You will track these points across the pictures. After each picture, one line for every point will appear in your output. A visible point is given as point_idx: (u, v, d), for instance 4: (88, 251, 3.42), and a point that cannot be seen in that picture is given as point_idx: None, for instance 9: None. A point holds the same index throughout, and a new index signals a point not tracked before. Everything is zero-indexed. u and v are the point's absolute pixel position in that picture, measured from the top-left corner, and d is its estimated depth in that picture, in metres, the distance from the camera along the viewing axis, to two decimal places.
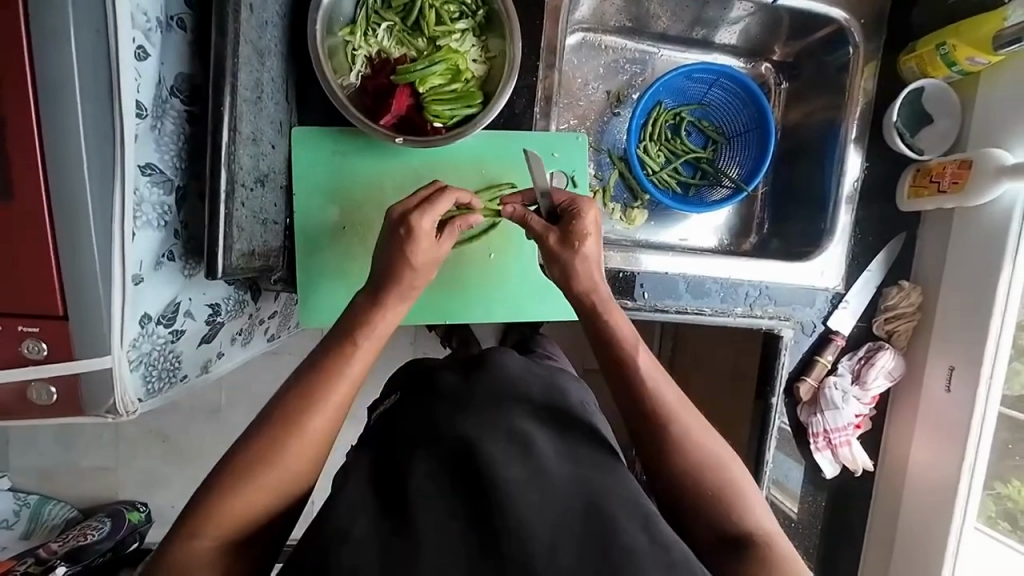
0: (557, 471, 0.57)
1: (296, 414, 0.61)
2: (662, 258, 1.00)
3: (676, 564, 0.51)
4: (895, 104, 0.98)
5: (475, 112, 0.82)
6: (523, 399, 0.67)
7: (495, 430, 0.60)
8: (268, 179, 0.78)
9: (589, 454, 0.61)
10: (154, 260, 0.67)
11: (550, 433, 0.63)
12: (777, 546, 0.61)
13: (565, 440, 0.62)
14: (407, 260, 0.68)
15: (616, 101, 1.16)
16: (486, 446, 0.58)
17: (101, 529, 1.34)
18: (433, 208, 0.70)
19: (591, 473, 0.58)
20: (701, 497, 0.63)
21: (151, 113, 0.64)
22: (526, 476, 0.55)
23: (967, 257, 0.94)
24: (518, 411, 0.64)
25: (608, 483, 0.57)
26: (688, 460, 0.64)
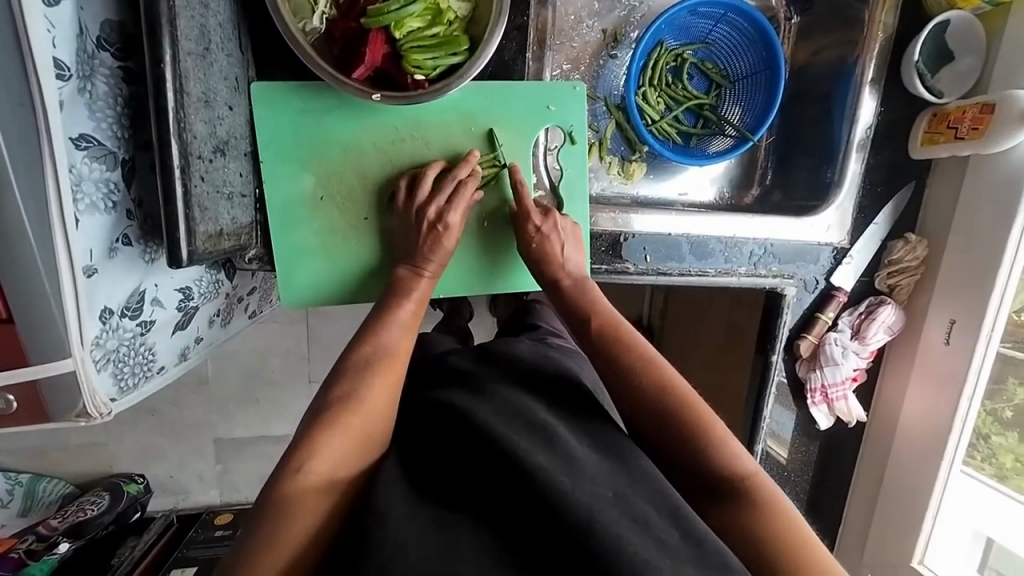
0: (582, 460, 0.55)
1: (353, 386, 0.62)
2: (656, 218, 0.94)
3: (710, 557, 0.49)
4: (918, 40, 0.91)
5: (461, 61, 0.72)
6: (539, 391, 0.66)
7: (518, 419, 0.59)
8: (228, 146, 0.68)
9: (620, 442, 0.59)
10: (106, 247, 0.59)
11: (569, 422, 0.61)
12: (757, 484, 0.57)
13: (590, 428, 0.61)
14: (441, 244, 0.76)
15: (612, 41, 1.05)
16: (510, 435, 0.55)
17: (100, 504, 1.33)
18: (461, 203, 0.76)
19: (613, 465, 0.56)
20: (680, 441, 0.60)
21: (76, 73, 0.54)
22: (556, 465, 0.53)
23: (977, 207, 0.91)
24: (534, 402, 0.63)
25: (637, 473, 0.55)
26: (661, 402, 0.63)
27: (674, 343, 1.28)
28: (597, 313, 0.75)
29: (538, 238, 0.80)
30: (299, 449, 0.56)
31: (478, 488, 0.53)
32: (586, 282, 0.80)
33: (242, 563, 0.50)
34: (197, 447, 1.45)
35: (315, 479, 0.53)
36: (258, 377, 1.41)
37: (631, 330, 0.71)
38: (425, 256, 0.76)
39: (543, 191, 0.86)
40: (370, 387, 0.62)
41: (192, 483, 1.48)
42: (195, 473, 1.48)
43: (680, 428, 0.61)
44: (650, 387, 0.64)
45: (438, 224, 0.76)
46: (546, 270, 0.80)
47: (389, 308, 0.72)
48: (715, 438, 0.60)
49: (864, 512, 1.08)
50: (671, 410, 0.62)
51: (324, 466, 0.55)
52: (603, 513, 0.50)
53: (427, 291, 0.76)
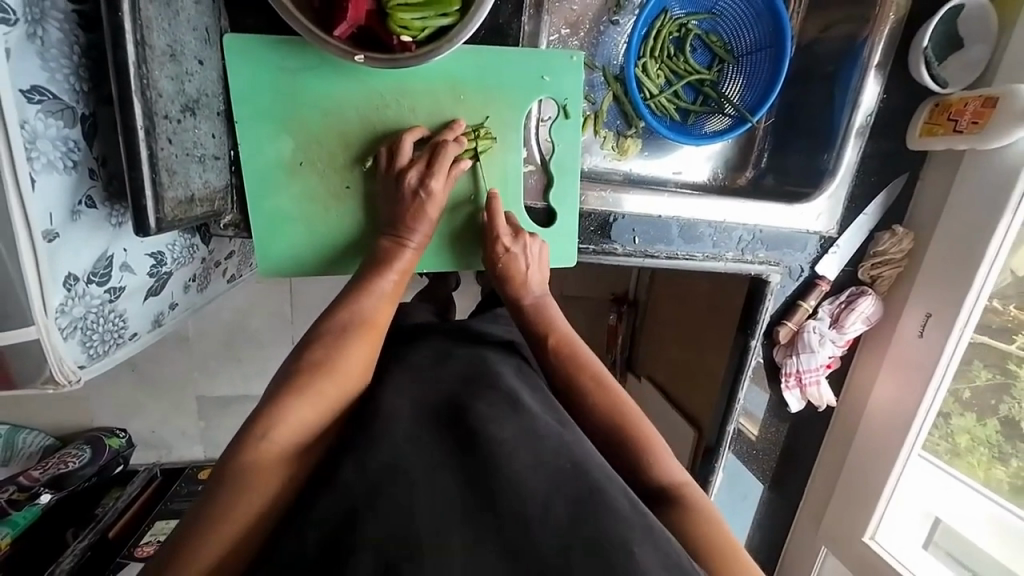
0: (547, 431, 0.55)
1: (325, 354, 0.61)
2: (642, 199, 0.92)
3: (654, 531, 0.48)
4: (929, 26, 0.86)
5: (451, 23, 0.67)
6: (508, 362, 0.67)
7: (478, 387, 0.59)
8: (199, 105, 0.64)
9: (567, 417, 0.61)
10: (68, 209, 0.56)
11: (537, 396, 0.62)
12: (685, 494, 0.59)
13: (550, 405, 0.62)
14: (424, 210, 0.73)
15: (615, 6, 1.00)
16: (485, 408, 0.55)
17: (82, 457, 1.32)
18: (441, 167, 0.72)
19: (573, 436, 0.56)
20: (622, 450, 0.63)
21: (24, 18, 0.49)
22: (521, 432, 0.53)
23: (966, 204, 0.90)
24: (509, 374, 0.64)
25: (588, 449, 0.55)
26: (604, 412, 0.65)
27: (660, 323, 1.32)
28: (549, 325, 0.74)
29: (506, 257, 0.77)
30: (264, 415, 0.55)
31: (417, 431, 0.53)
32: (547, 300, 0.78)
33: (198, 525, 0.49)
34: (178, 404, 1.45)
35: (280, 447, 0.54)
36: (239, 337, 1.40)
37: (584, 347, 0.71)
38: (409, 226, 0.73)
39: (533, 167, 0.84)
40: (343, 355, 0.61)
41: (173, 438, 1.49)
42: (177, 428, 1.48)
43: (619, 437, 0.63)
44: (596, 399, 0.66)
45: (421, 189, 0.72)
46: (511, 289, 0.77)
47: (369, 279, 0.70)
48: (655, 454, 0.62)
49: (823, 490, 1.13)
50: (614, 429, 0.64)
51: (288, 435, 0.54)
52: (564, 480, 0.49)
53: (413, 263, 0.73)
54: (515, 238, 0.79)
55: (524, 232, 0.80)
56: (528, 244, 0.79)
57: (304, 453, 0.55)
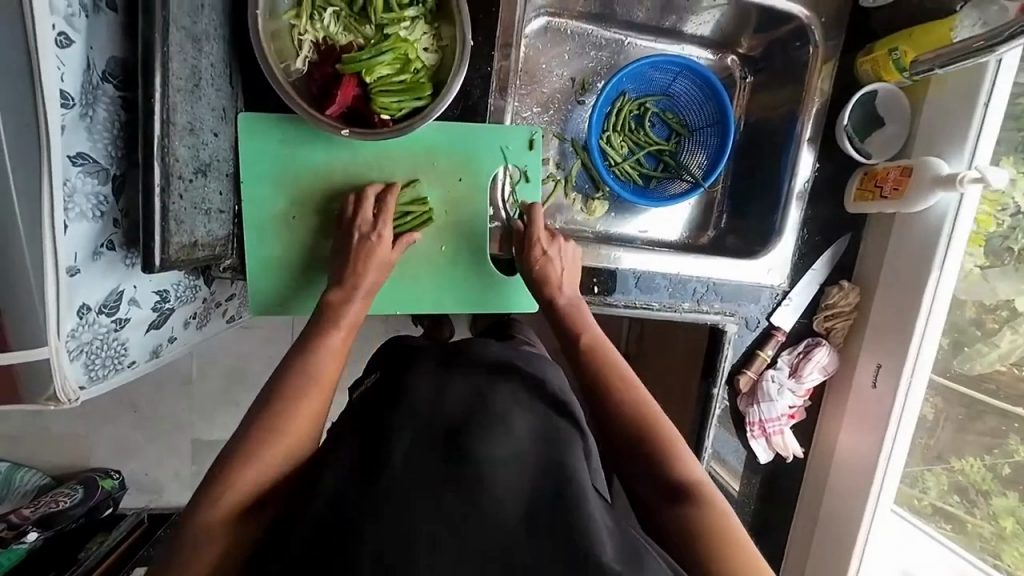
0: (529, 450, 0.57)
1: (276, 416, 0.66)
2: (639, 255, 1.02)
3: (634, 544, 0.51)
4: (848, 107, 0.98)
5: (424, 104, 0.81)
6: (506, 378, 0.70)
7: (471, 410, 0.60)
8: (210, 168, 0.77)
9: (558, 429, 0.63)
10: (91, 250, 0.67)
11: (529, 413, 0.63)
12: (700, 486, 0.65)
13: (540, 417, 0.64)
14: (369, 254, 0.82)
15: (580, 89, 1.13)
16: (472, 428, 0.57)
17: (74, 496, 1.37)
18: (387, 216, 0.83)
19: (559, 453, 0.58)
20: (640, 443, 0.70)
21: (80, 102, 0.63)
22: (507, 450, 0.55)
23: (899, 260, 0.98)
24: (504, 391, 0.66)
25: (574, 462, 0.58)
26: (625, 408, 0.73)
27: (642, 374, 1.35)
28: (586, 331, 0.84)
29: (544, 260, 0.89)
30: (221, 478, 0.60)
31: (417, 452, 0.54)
32: (578, 302, 0.88)
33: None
34: (174, 445, 1.50)
35: (236, 497, 0.59)
36: (238, 379, 1.47)
37: (613, 351, 0.81)
38: (353, 273, 0.81)
39: (499, 223, 0.96)
40: (297, 410, 0.67)
41: (166, 481, 1.53)
42: (170, 471, 1.52)
43: (637, 432, 0.71)
44: (620, 399, 0.74)
45: (372, 233, 0.83)
46: (547, 291, 0.88)
47: (323, 330, 0.76)
48: (673, 442, 0.69)
49: (802, 549, 1.11)
50: (639, 421, 0.71)
51: (243, 489, 0.60)
52: (553, 492, 0.52)
53: (357, 316, 0.80)
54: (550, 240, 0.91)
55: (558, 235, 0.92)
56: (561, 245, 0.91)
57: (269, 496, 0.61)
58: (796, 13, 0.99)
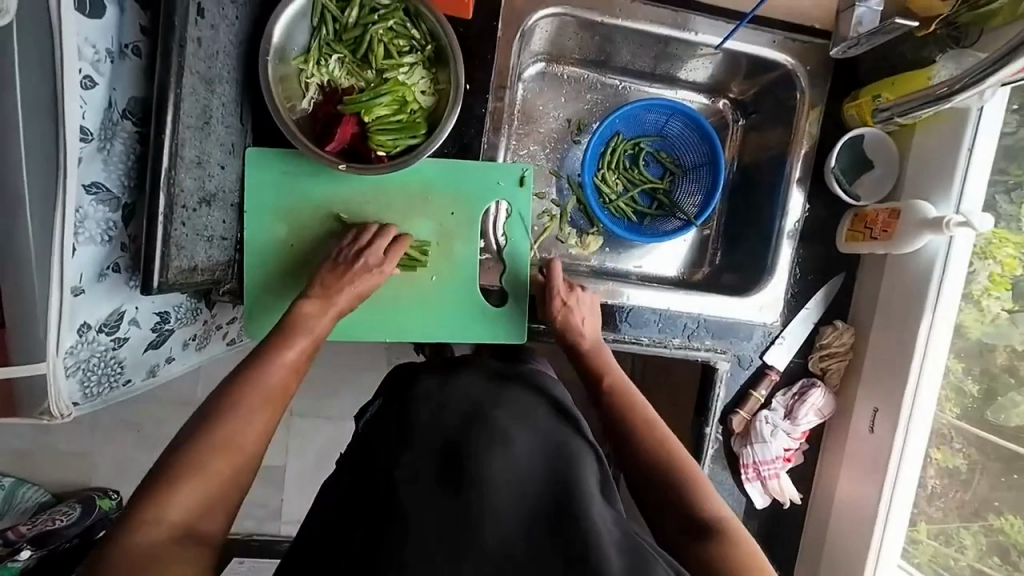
0: (527, 462, 0.59)
1: (218, 428, 0.65)
2: (645, 292, 1.04)
3: (639, 549, 0.53)
4: (834, 150, 1.01)
5: (418, 142, 0.86)
6: (504, 390, 0.72)
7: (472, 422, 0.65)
8: (214, 198, 0.82)
9: (559, 438, 0.65)
10: (97, 272, 0.71)
11: (527, 425, 0.65)
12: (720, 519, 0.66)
13: (539, 428, 0.66)
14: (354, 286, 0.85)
15: (576, 130, 1.17)
16: (472, 441, 0.60)
17: (71, 515, 1.39)
18: (379, 253, 0.86)
19: (558, 462, 0.60)
20: (665, 479, 0.71)
21: (98, 137, 0.68)
22: (505, 461, 0.58)
23: (893, 301, 0.97)
24: (500, 404, 0.68)
25: (576, 471, 0.60)
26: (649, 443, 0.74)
27: None
28: (608, 372, 0.84)
29: (564, 309, 0.91)
30: (156, 494, 0.60)
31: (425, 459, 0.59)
32: (602, 346, 0.90)
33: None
34: None
35: (170, 521, 0.58)
36: None
37: (635, 390, 0.82)
38: (328, 290, 0.83)
39: (490, 255, 0.98)
40: (246, 425, 0.66)
41: None
42: None
43: (660, 470, 0.72)
44: (641, 434, 0.75)
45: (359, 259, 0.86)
46: (570, 338, 0.90)
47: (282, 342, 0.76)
48: (693, 476, 0.71)
49: None
50: (661, 456, 0.73)
51: (179, 509, 0.59)
52: (554, 504, 0.55)
53: (320, 330, 0.81)
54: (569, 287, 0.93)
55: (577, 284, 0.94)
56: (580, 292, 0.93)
57: (205, 517, 0.61)
58: (780, 61, 1.02)
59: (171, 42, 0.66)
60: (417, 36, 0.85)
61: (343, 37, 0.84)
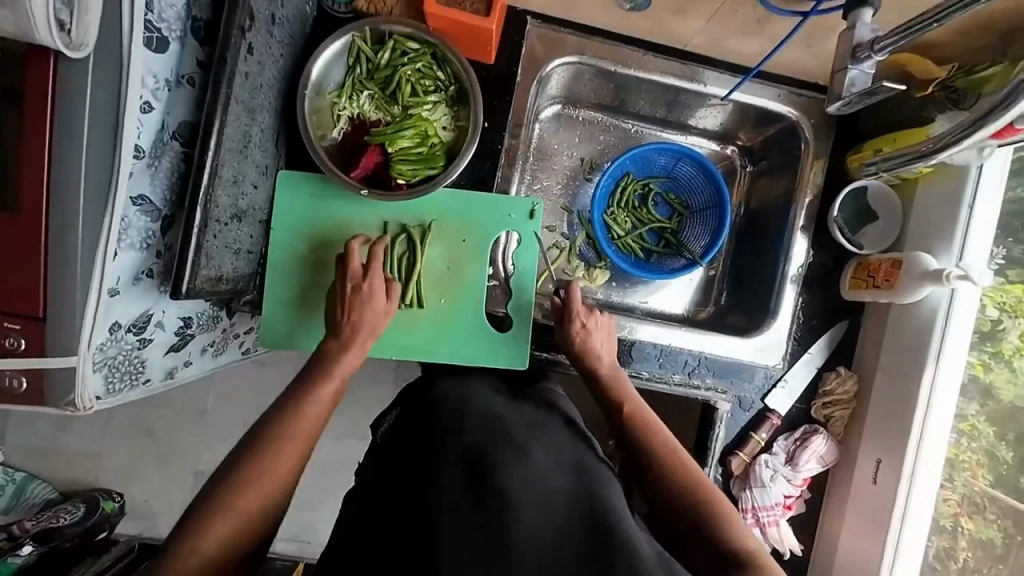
0: (553, 480, 0.66)
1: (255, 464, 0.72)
2: (651, 328, 1.06)
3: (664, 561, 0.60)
4: (837, 200, 1.03)
5: (436, 173, 0.92)
6: (519, 414, 0.78)
7: (496, 443, 0.70)
8: (245, 215, 0.88)
9: (580, 460, 0.72)
10: (132, 276, 0.78)
11: (548, 447, 0.72)
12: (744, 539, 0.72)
13: (559, 449, 0.72)
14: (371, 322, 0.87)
15: (588, 169, 1.23)
16: (498, 459, 0.67)
17: (75, 513, 1.43)
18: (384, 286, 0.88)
19: (581, 482, 0.67)
20: (691, 508, 0.76)
21: (149, 155, 0.75)
22: (531, 479, 0.65)
23: (897, 351, 0.97)
24: (518, 425, 0.75)
25: (598, 491, 0.67)
26: (673, 472, 0.79)
27: None
28: (627, 399, 0.88)
29: (584, 333, 0.92)
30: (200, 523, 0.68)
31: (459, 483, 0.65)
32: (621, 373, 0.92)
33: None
34: (175, 476, 1.54)
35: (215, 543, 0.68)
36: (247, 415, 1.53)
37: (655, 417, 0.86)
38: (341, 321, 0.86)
39: (497, 281, 1.02)
40: (274, 462, 0.73)
41: (162, 512, 1.55)
42: (168, 501, 1.55)
43: (687, 499, 0.77)
44: (663, 462, 0.80)
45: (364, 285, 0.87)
46: (589, 364, 0.91)
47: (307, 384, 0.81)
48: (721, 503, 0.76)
49: None
50: (686, 486, 0.78)
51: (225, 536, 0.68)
52: (582, 519, 0.62)
53: (351, 360, 0.85)
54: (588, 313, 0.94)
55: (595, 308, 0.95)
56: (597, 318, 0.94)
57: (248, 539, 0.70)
58: (786, 114, 1.06)
59: (222, 75, 0.74)
60: (442, 77, 0.92)
61: (375, 75, 0.91)
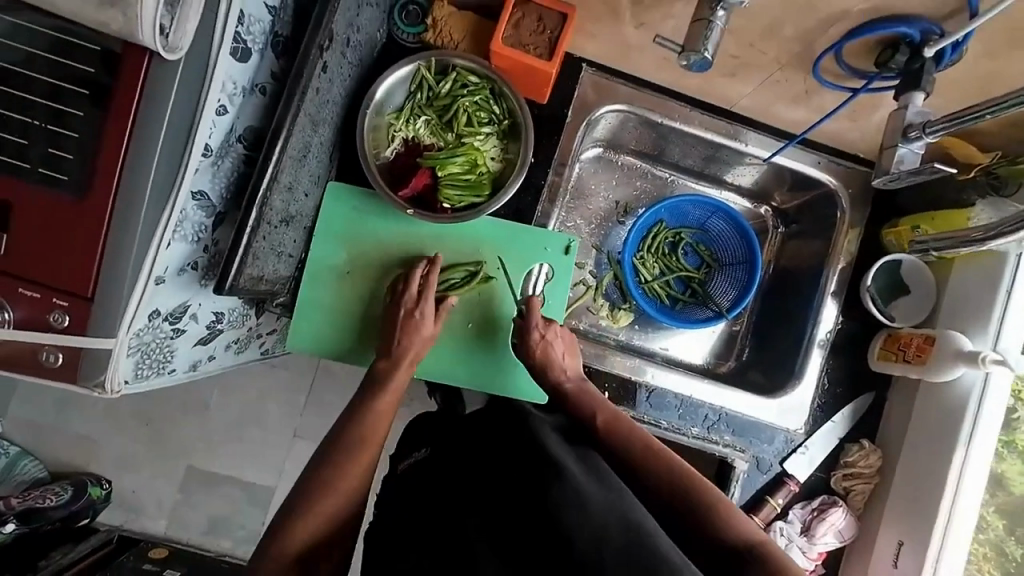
0: (589, 493, 0.72)
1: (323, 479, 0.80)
2: (670, 376, 1.05)
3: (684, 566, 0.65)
4: (871, 270, 1.03)
5: (481, 201, 0.95)
6: (556, 434, 0.85)
7: (533, 473, 0.76)
8: (293, 220, 0.91)
9: (610, 477, 0.77)
10: (179, 267, 0.80)
11: (581, 464, 0.78)
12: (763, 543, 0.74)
13: (591, 468, 0.78)
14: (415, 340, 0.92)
15: (622, 212, 1.25)
16: (533, 483, 0.74)
17: (60, 497, 1.40)
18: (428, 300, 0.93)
19: (613, 495, 0.73)
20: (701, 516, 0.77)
21: (215, 154, 0.78)
22: (565, 497, 0.71)
23: (923, 430, 0.96)
24: (552, 443, 0.82)
25: (629, 505, 0.72)
26: (676, 477, 0.81)
27: None
28: (606, 411, 0.89)
29: (543, 343, 0.95)
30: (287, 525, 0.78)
31: (510, 520, 0.73)
32: (585, 383, 0.95)
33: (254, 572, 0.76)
34: (167, 470, 1.52)
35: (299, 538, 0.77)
36: (249, 415, 1.51)
37: (636, 426, 0.88)
38: (397, 343, 0.91)
39: None
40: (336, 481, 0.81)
41: (148, 505, 1.52)
42: (156, 495, 1.52)
43: (694, 508, 0.78)
44: (661, 467, 0.82)
45: (415, 310, 0.92)
46: (551, 375, 0.94)
47: (366, 399, 0.88)
48: (732, 516, 0.77)
49: None
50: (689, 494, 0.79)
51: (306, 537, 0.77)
52: (612, 530, 0.68)
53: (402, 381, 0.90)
54: (545, 325, 0.97)
55: (553, 321, 0.99)
56: (550, 330, 0.97)
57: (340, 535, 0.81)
58: (824, 181, 1.08)
59: (297, 89, 0.77)
60: (497, 111, 0.96)
61: (434, 103, 0.95)
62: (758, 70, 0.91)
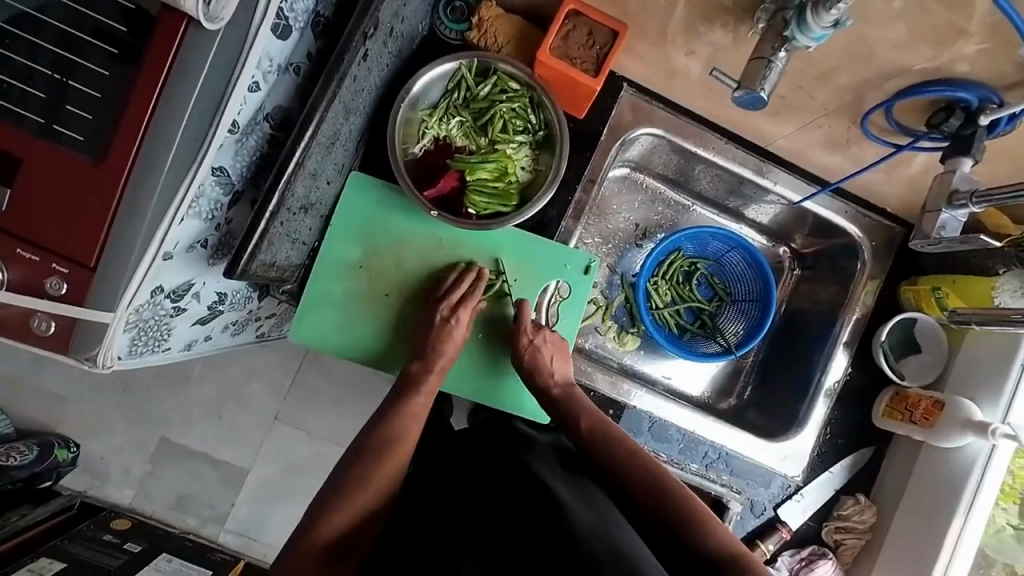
0: (577, 516, 0.73)
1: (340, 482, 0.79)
2: (680, 411, 1.02)
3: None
4: (885, 327, 1.03)
5: (507, 210, 0.93)
6: (546, 460, 0.86)
7: (524, 498, 0.77)
8: (312, 207, 0.88)
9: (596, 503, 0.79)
10: (189, 244, 0.76)
11: (570, 489, 0.80)
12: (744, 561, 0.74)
13: (579, 493, 0.80)
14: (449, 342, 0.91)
15: (641, 236, 1.23)
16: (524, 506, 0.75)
17: (24, 457, 1.33)
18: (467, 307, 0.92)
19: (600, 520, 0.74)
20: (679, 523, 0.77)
21: (241, 131, 0.74)
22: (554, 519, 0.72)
23: (920, 493, 0.97)
24: (543, 469, 0.83)
25: (615, 531, 0.73)
26: (658, 484, 0.80)
27: None
28: (588, 413, 0.88)
29: (532, 346, 0.93)
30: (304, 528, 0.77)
31: (497, 539, 0.72)
32: (573, 388, 0.93)
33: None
34: (140, 440, 1.46)
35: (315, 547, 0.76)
36: (231, 394, 1.46)
37: (615, 428, 0.87)
38: (432, 350, 0.90)
39: None
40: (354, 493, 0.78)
41: (114, 473, 1.46)
42: (125, 464, 1.47)
43: (674, 516, 0.77)
44: (643, 474, 0.81)
45: (451, 318, 0.92)
46: (540, 380, 0.92)
47: (396, 403, 0.87)
48: (712, 526, 0.76)
49: None
50: (670, 503, 0.79)
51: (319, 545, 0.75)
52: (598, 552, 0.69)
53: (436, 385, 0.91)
54: (536, 328, 0.95)
55: (544, 326, 0.97)
56: (540, 332, 0.95)
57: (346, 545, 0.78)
58: (849, 230, 1.07)
59: (335, 74, 0.73)
60: (534, 121, 0.93)
61: (471, 104, 0.92)
62: (804, 113, 0.90)
